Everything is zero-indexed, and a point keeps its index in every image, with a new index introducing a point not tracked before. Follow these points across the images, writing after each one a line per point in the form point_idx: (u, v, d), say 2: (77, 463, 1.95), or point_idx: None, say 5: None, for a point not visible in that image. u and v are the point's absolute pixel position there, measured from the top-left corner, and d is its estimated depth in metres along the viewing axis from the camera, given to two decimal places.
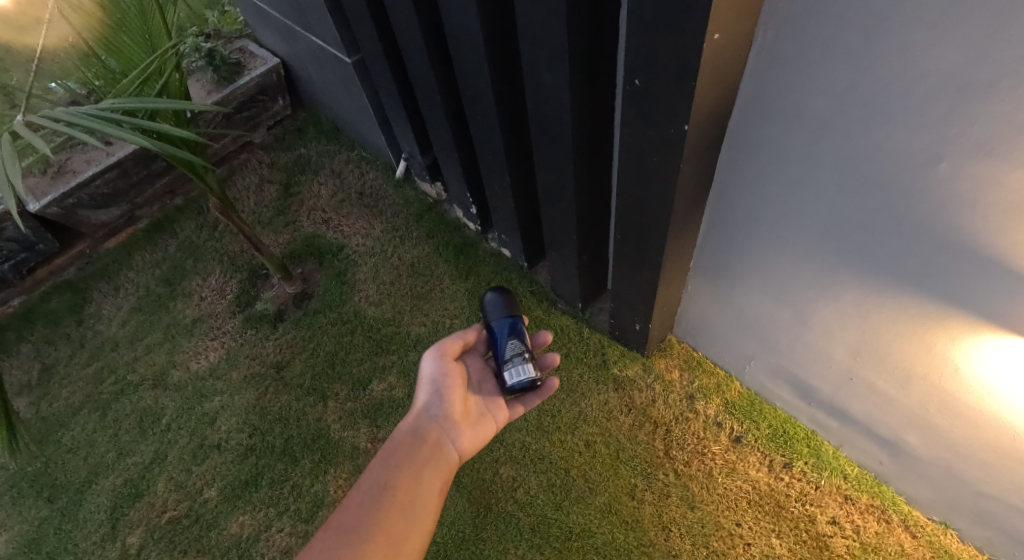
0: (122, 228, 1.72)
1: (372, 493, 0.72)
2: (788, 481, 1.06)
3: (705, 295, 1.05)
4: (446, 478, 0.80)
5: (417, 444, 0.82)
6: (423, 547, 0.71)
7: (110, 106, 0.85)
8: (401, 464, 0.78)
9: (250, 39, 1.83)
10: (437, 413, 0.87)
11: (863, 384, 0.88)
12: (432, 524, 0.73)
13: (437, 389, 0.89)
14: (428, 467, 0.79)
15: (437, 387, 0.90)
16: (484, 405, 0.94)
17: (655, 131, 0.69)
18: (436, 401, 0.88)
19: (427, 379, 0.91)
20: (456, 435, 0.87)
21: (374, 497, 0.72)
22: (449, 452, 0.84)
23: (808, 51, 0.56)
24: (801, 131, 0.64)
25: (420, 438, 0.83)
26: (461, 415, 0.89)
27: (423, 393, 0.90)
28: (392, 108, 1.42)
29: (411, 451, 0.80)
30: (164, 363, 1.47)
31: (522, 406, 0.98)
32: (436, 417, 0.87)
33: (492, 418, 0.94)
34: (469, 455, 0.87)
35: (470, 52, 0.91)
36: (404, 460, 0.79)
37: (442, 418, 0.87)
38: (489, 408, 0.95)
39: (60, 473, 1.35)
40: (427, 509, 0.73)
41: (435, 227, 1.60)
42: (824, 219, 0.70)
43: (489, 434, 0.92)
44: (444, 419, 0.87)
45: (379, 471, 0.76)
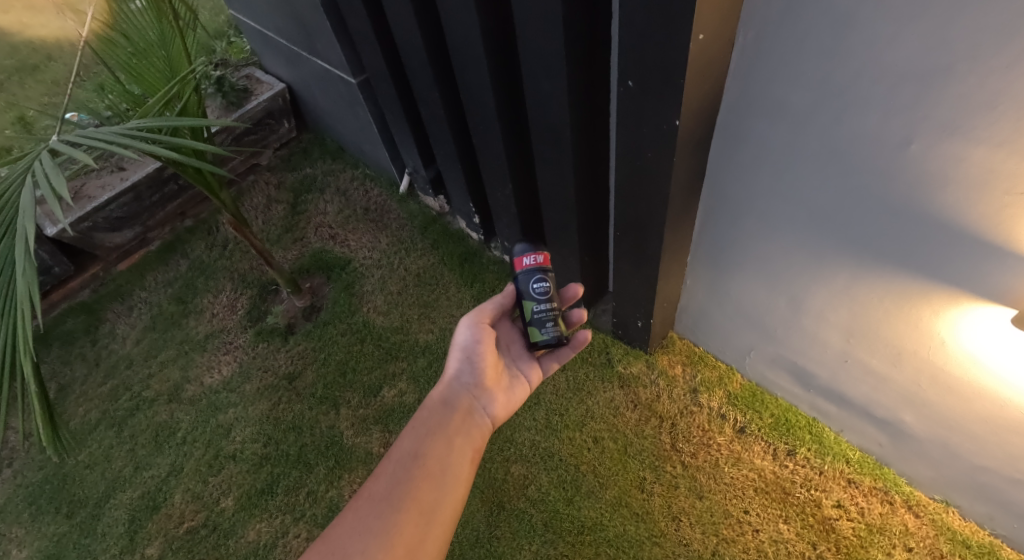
0: (135, 250, 1.76)
1: (404, 463, 0.79)
2: (793, 468, 1.08)
3: (704, 289, 1.09)
4: (477, 445, 0.87)
5: (450, 414, 0.88)
6: (455, 513, 0.77)
7: (137, 126, 0.90)
8: (432, 435, 0.84)
9: (257, 66, 1.90)
10: (468, 380, 0.93)
11: (858, 365, 0.92)
12: (463, 491, 0.79)
13: (470, 356, 0.94)
14: (460, 436, 0.86)
15: (470, 355, 0.94)
16: (513, 367, 1.01)
17: (649, 128, 0.72)
18: (467, 366, 0.94)
19: (460, 348, 0.95)
20: (488, 401, 0.93)
21: (406, 467, 0.78)
22: (481, 419, 0.91)
23: (785, 47, 0.61)
24: (783, 122, 0.68)
25: (453, 406, 0.89)
26: (492, 382, 0.95)
27: (456, 361, 0.94)
28: (397, 124, 1.48)
29: (444, 420, 0.87)
30: (178, 379, 1.50)
31: (556, 361, 1.04)
32: (468, 383, 0.93)
33: (524, 380, 1.01)
34: (501, 419, 0.94)
35: (472, 67, 0.96)
36: (437, 429, 0.85)
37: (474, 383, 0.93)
38: (521, 369, 1.02)
39: (78, 489, 1.37)
40: (457, 478, 0.80)
41: (439, 237, 1.64)
42: (811, 205, 0.74)
43: (522, 397, 0.99)
44: (474, 386, 0.93)
45: (411, 441, 0.83)
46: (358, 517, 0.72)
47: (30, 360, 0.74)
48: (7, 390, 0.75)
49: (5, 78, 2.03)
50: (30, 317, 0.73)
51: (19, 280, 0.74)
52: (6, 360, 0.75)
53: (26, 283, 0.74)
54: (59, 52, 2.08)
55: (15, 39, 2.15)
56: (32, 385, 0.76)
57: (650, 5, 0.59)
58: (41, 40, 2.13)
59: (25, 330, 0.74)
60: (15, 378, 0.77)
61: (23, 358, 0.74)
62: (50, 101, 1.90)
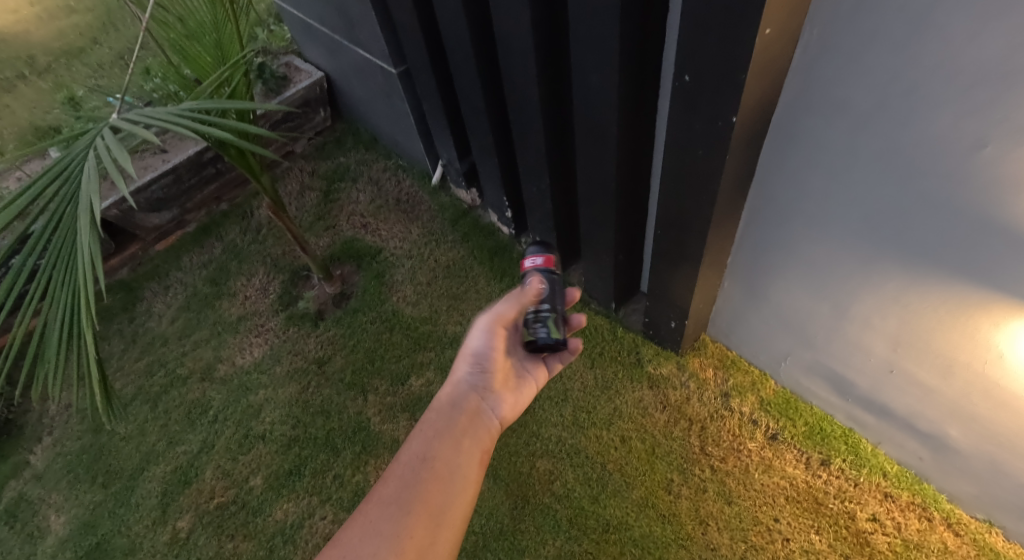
0: (172, 231, 1.80)
1: (415, 465, 0.77)
2: (826, 479, 1.06)
3: (741, 293, 1.07)
4: (485, 447, 0.85)
5: (457, 415, 0.87)
6: (465, 517, 0.75)
7: (193, 107, 0.91)
8: (441, 436, 0.82)
9: (296, 55, 1.93)
10: (477, 382, 0.93)
11: (902, 375, 0.89)
12: (472, 494, 0.77)
13: (482, 362, 0.95)
14: (467, 438, 0.84)
15: (481, 359, 0.95)
16: (521, 367, 1.01)
17: (702, 124, 0.71)
18: (478, 371, 0.94)
19: (472, 353, 0.96)
20: (496, 402, 0.93)
21: (415, 470, 0.77)
22: (489, 420, 0.90)
23: (852, 46, 0.59)
24: (844, 122, 0.67)
25: (457, 408, 0.88)
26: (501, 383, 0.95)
27: (467, 366, 0.95)
28: (434, 116, 1.48)
29: (451, 422, 0.86)
30: (211, 358, 1.54)
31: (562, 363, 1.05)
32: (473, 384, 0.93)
33: (532, 380, 1.01)
34: (509, 420, 0.94)
35: (518, 59, 0.96)
36: (445, 430, 0.84)
37: (483, 382, 0.93)
38: (529, 370, 1.01)
39: (113, 460, 1.40)
40: (467, 480, 0.78)
41: (470, 230, 1.65)
42: (866, 208, 0.73)
43: (530, 399, 0.99)
44: (484, 388, 0.93)
45: (420, 443, 0.81)
46: (369, 521, 0.70)
47: (92, 331, 0.76)
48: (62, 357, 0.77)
49: (53, 61, 2.09)
50: (93, 285, 0.75)
51: (85, 250, 0.76)
52: (66, 330, 0.78)
53: (90, 254, 0.77)
54: (104, 36, 2.14)
55: (64, 23, 2.22)
56: (94, 356, 0.78)
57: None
58: (88, 24, 2.19)
59: (87, 300, 0.77)
60: (71, 348, 0.79)
61: (84, 327, 0.76)
62: (95, 83, 1.95)
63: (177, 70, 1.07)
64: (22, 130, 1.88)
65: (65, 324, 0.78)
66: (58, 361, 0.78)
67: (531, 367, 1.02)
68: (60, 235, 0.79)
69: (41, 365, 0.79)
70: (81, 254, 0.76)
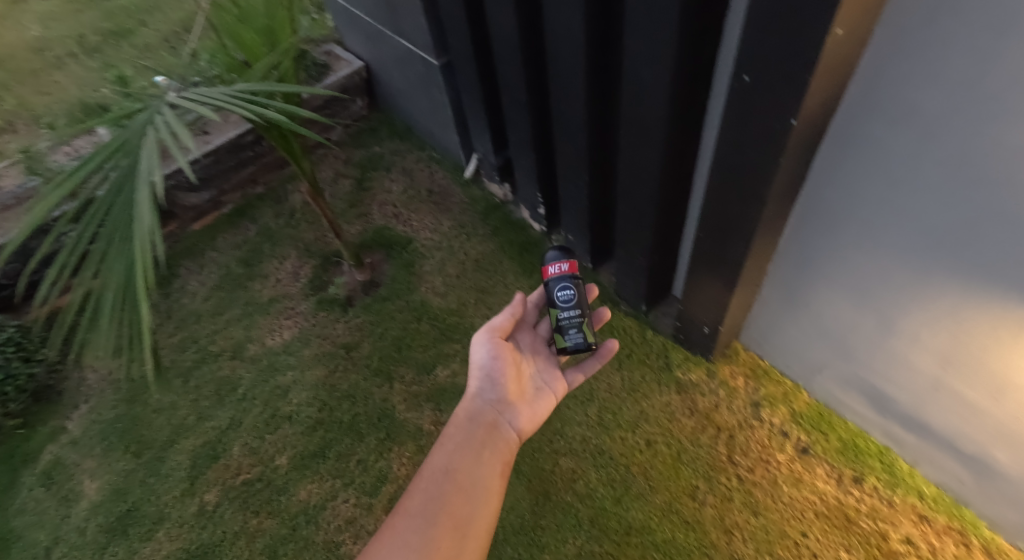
0: (209, 212, 1.83)
1: (439, 478, 0.77)
2: (859, 496, 1.04)
3: (780, 301, 1.05)
4: (506, 458, 0.85)
5: (475, 429, 0.86)
6: (490, 527, 0.75)
7: (247, 89, 0.93)
8: (463, 447, 0.83)
9: (336, 43, 1.96)
10: (492, 396, 0.91)
11: (949, 395, 0.87)
12: (495, 504, 0.77)
13: (491, 375, 0.92)
14: (487, 449, 0.84)
15: (489, 373, 0.92)
16: (538, 380, 0.99)
17: (758, 125, 0.72)
18: (490, 384, 0.92)
19: (479, 367, 0.93)
20: (513, 415, 0.91)
21: (438, 482, 0.77)
22: (507, 433, 0.88)
23: (926, 49, 0.58)
24: (910, 128, 0.66)
25: (475, 421, 0.87)
26: (516, 397, 0.93)
27: (477, 381, 0.92)
28: (472, 108, 1.48)
29: (470, 436, 0.85)
30: (241, 337, 1.56)
31: (583, 373, 1.02)
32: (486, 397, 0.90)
33: (549, 391, 0.98)
34: (528, 433, 0.92)
35: (568, 54, 0.95)
36: (466, 441, 0.84)
37: (496, 396, 0.91)
38: (546, 382, 1.00)
39: (146, 431, 1.44)
40: (489, 490, 0.78)
41: (501, 224, 1.65)
42: (927, 218, 0.71)
43: (548, 410, 0.97)
44: (499, 402, 0.91)
45: (442, 456, 0.81)
46: (398, 534, 0.71)
47: (148, 302, 0.79)
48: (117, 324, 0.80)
49: (102, 41, 2.14)
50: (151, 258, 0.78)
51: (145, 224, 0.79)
52: (121, 299, 0.81)
53: (150, 228, 0.80)
54: (151, 18, 2.18)
55: (113, 5, 2.27)
56: (147, 326, 0.81)
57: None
58: (136, 7, 2.24)
59: (144, 272, 0.79)
60: (124, 316, 0.82)
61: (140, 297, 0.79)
62: (142, 64, 2.00)
63: (229, 52, 1.09)
64: (70, 107, 1.94)
65: (121, 293, 0.81)
66: (113, 329, 0.82)
67: (548, 379, 1.00)
68: (119, 207, 0.81)
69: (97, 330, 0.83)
70: (142, 227, 0.79)
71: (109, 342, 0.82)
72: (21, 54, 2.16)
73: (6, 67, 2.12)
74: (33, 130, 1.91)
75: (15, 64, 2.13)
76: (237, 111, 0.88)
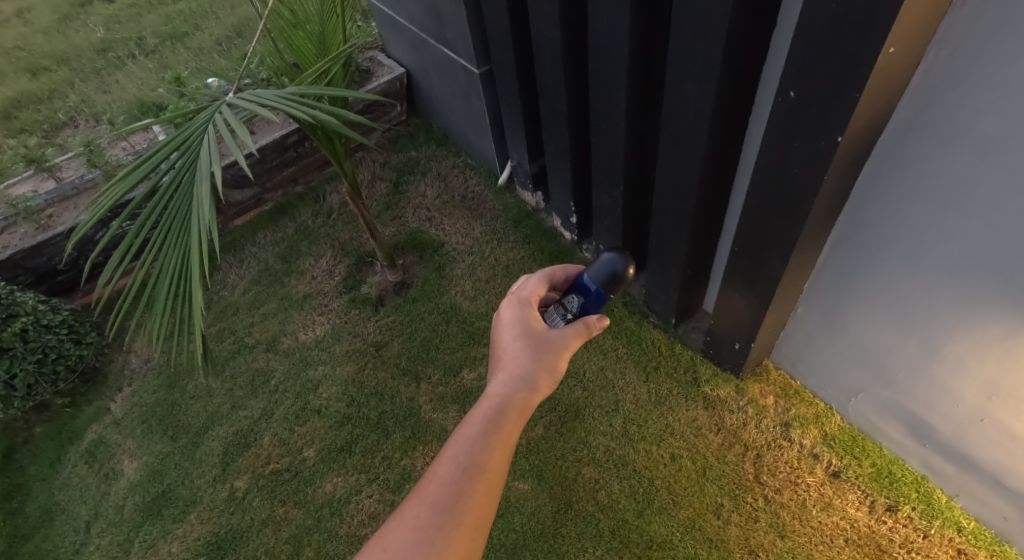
0: (251, 208, 1.89)
1: (464, 472, 0.64)
2: (892, 525, 1.01)
3: (816, 321, 1.04)
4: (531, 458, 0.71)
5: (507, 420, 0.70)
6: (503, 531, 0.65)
7: (298, 92, 0.96)
8: (491, 439, 0.67)
9: (379, 50, 2.01)
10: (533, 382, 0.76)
11: (994, 426, 0.85)
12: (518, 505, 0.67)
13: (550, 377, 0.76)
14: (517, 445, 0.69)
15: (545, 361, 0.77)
16: None
17: (803, 142, 0.73)
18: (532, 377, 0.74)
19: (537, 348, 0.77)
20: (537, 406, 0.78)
21: (464, 475, 0.63)
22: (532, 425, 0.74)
23: (984, 70, 0.58)
24: (963, 151, 0.66)
25: (505, 410, 0.70)
26: None
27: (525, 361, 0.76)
28: (511, 116, 1.50)
29: (503, 423, 0.70)
30: (276, 331, 1.61)
31: None
32: (518, 381, 0.73)
33: None
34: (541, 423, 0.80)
35: (610, 67, 0.97)
36: (495, 430, 0.68)
37: (532, 388, 0.73)
38: None
39: (183, 416, 1.49)
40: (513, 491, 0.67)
41: (532, 232, 1.66)
42: (977, 243, 0.70)
43: None
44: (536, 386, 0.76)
45: (470, 442, 0.67)
46: (412, 525, 0.60)
47: (200, 292, 0.83)
48: (172, 308, 0.84)
49: (160, 43, 2.25)
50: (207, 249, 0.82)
51: (203, 217, 0.82)
52: (176, 285, 0.85)
53: (207, 220, 0.83)
54: (206, 23, 2.28)
55: (172, 9, 2.38)
56: (197, 314, 0.85)
57: (841, 17, 0.59)
58: (193, 12, 2.35)
59: (198, 263, 0.83)
60: (177, 301, 0.86)
61: (195, 286, 0.83)
62: (195, 65, 2.09)
63: (282, 56, 1.14)
64: (129, 105, 2.04)
65: (176, 282, 0.85)
66: (167, 315, 0.86)
67: None
68: (179, 199, 0.85)
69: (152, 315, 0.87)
70: (199, 219, 0.83)
71: (163, 327, 0.86)
72: (85, 54, 2.28)
73: (72, 65, 2.25)
74: (93, 126, 2.02)
75: (79, 64, 2.24)
76: (287, 112, 0.92)
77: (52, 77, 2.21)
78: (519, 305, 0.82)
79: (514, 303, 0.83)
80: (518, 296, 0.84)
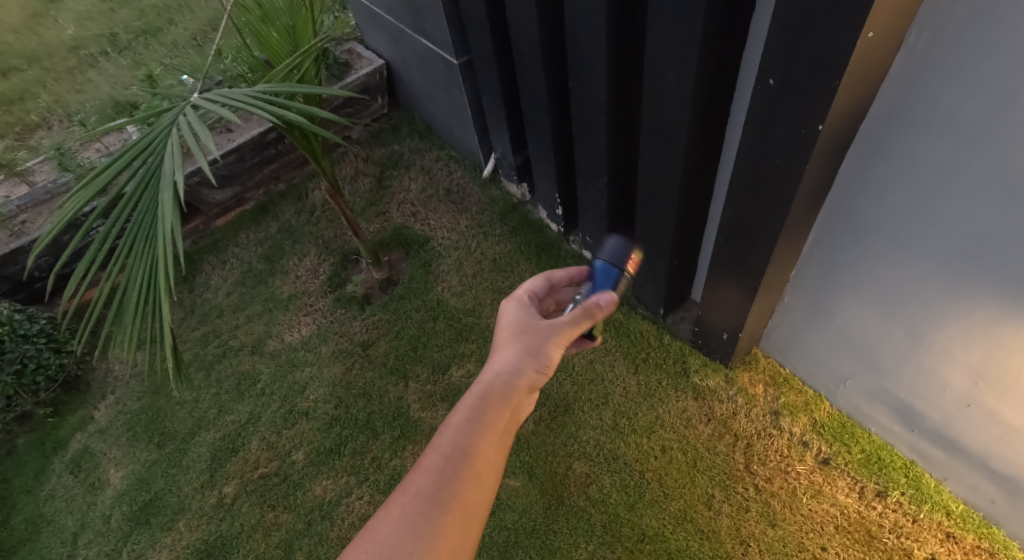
0: (232, 208, 1.85)
1: (451, 461, 0.63)
2: (881, 511, 1.02)
3: (804, 309, 1.04)
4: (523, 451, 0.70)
5: (501, 409, 0.69)
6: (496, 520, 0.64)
7: (267, 90, 0.93)
8: (478, 427, 0.66)
9: (358, 42, 1.97)
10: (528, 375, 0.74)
11: (981, 411, 0.85)
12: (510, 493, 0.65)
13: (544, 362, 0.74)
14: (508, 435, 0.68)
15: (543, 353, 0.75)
16: None
17: (784, 131, 0.72)
18: (524, 363, 0.73)
19: (534, 340, 0.75)
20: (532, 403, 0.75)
21: (453, 465, 0.62)
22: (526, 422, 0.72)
23: (966, 54, 0.57)
24: (946, 137, 0.65)
25: (494, 399, 0.69)
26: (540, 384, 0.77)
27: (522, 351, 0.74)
28: (492, 108, 1.48)
29: (495, 417, 0.68)
30: (261, 333, 1.58)
31: None
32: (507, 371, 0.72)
33: None
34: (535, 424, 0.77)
35: (589, 55, 0.95)
36: (484, 419, 0.67)
37: (521, 375, 0.72)
38: None
39: (169, 423, 1.47)
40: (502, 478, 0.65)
41: (519, 225, 1.64)
42: (963, 230, 0.70)
43: None
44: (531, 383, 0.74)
45: (459, 434, 0.65)
46: (399, 516, 0.59)
47: (169, 302, 0.81)
48: (140, 318, 0.82)
49: (133, 39, 2.19)
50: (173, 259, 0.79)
51: (166, 226, 0.80)
52: (144, 295, 0.83)
53: (171, 228, 0.81)
54: (180, 17, 2.22)
55: (144, 4, 2.32)
56: (168, 323, 0.83)
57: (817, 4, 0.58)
58: (166, 5, 2.29)
59: (165, 272, 0.81)
60: (145, 312, 0.84)
61: (162, 296, 0.81)
62: (170, 62, 2.03)
63: (252, 52, 1.10)
64: (103, 104, 1.98)
65: (144, 292, 0.83)
66: (137, 326, 0.84)
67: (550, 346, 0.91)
68: (143, 207, 0.83)
69: (123, 326, 0.85)
70: (163, 227, 0.81)
71: (134, 337, 0.84)
72: (57, 52, 2.22)
73: (43, 64, 2.18)
74: (67, 126, 1.97)
75: (51, 62, 2.18)
76: (257, 111, 0.89)
77: (23, 77, 2.15)
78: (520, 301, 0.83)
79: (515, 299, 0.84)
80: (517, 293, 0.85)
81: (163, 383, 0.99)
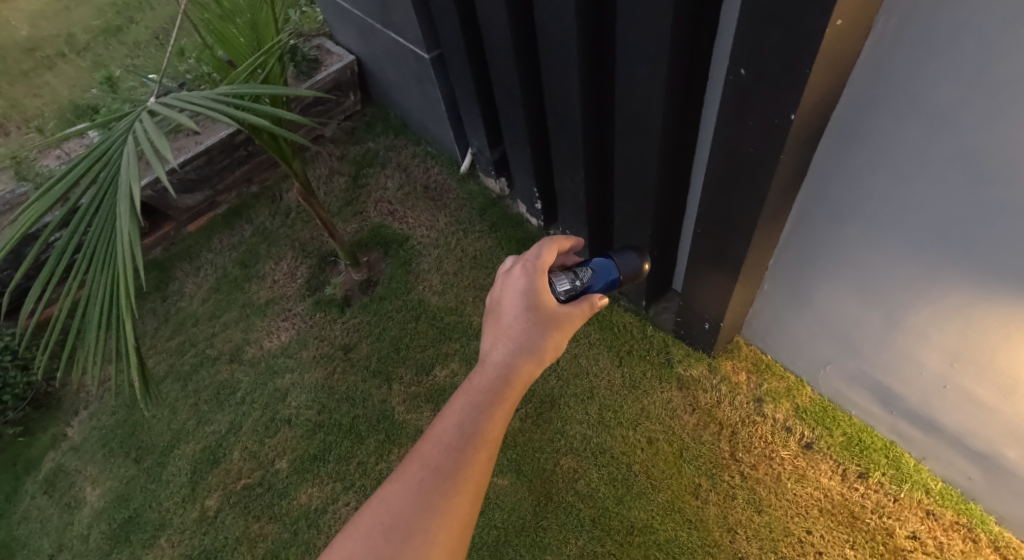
0: (204, 212, 1.81)
1: (466, 437, 0.62)
2: (864, 492, 1.03)
3: (782, 296, 1.04)
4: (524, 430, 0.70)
5: (513, 387, 0.68)
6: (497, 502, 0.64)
7: (229, 91, 0.90)
8: (493, 406, 0.65)
9: (328, 37, 1.93)
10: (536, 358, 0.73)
11: (957, 391, 0.86)
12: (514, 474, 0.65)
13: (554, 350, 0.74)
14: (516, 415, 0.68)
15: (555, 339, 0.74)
16: None
17: (757, 120, 0.71)
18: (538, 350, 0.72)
19: (550, 326, 0.74)
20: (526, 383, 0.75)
21: (466, 441, 0.62)
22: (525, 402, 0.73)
23: (934, 40, 0.57)
24: (916, 122, 0.65)
25: (510, 379, 0.68)
26: None
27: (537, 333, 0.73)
28: (466, 102, 1.46)
29: (506, 396, 0.67)
30: (239, 340, 1.55)
31: None
32: (522, 350, 0.71)
33: None
34: None
35: (560, 47, 0.93)
36: (498, 399, 0.66)
37: (536, 358, 0.71)
38: None
39: (146, 437, 1.43)
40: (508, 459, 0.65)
41: (498, 220, 1.62)
42: (935, 214, 0.70)
43: None
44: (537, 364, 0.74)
45: (472, 411, 0.65)
46: (412, 488, 0.58)
47: (133, 316, 0.79)
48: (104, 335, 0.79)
49: (92, 39, 2.12)
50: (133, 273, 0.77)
51: (125, 239, 0.78)
52: (106, 311, 0.80)
53: (132, 241, 0.78)
54: (141, 15, 2.15)
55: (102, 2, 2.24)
56: (132, 338, 0.80)
57: None
58: (126, 3, 2.21)
59: (128, 287, 0.79)
60: (109, 327, 0.81)
61: (125, 311, 0.78)
62: (132, 62, 1.97)
63: (213, 52, 1.07)
64: (62, 108, 1.91)
65: (107, 306, 0.80)
66: (101, 342, 0.81)
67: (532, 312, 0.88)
68: (101, 219, 0.80)
69: (87, 342, 0.82)
70: (122, 240, 0.78)
71: (99, 354, 0.81)
72: (12, 55, 2.13)
73: None
74: (25, 132, 1.89)
75: (6, 65, 2.10)
76: (222, 113, 0.86)
77: None
78: (533, 274, 0.78)
79: (528, 270, 0.78)
80: (529, 263, 0.80)
81: (135, 399, 0.96)
